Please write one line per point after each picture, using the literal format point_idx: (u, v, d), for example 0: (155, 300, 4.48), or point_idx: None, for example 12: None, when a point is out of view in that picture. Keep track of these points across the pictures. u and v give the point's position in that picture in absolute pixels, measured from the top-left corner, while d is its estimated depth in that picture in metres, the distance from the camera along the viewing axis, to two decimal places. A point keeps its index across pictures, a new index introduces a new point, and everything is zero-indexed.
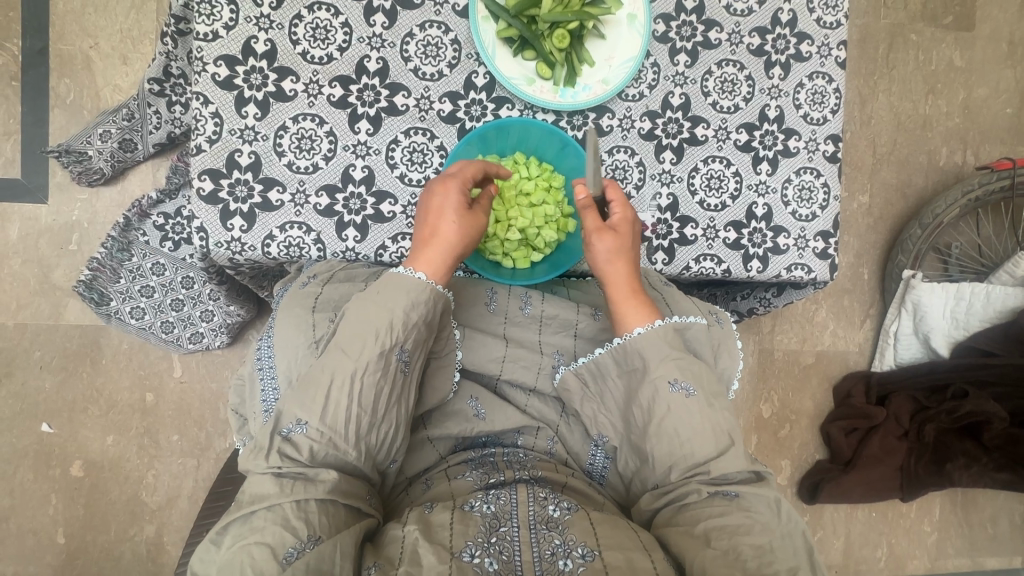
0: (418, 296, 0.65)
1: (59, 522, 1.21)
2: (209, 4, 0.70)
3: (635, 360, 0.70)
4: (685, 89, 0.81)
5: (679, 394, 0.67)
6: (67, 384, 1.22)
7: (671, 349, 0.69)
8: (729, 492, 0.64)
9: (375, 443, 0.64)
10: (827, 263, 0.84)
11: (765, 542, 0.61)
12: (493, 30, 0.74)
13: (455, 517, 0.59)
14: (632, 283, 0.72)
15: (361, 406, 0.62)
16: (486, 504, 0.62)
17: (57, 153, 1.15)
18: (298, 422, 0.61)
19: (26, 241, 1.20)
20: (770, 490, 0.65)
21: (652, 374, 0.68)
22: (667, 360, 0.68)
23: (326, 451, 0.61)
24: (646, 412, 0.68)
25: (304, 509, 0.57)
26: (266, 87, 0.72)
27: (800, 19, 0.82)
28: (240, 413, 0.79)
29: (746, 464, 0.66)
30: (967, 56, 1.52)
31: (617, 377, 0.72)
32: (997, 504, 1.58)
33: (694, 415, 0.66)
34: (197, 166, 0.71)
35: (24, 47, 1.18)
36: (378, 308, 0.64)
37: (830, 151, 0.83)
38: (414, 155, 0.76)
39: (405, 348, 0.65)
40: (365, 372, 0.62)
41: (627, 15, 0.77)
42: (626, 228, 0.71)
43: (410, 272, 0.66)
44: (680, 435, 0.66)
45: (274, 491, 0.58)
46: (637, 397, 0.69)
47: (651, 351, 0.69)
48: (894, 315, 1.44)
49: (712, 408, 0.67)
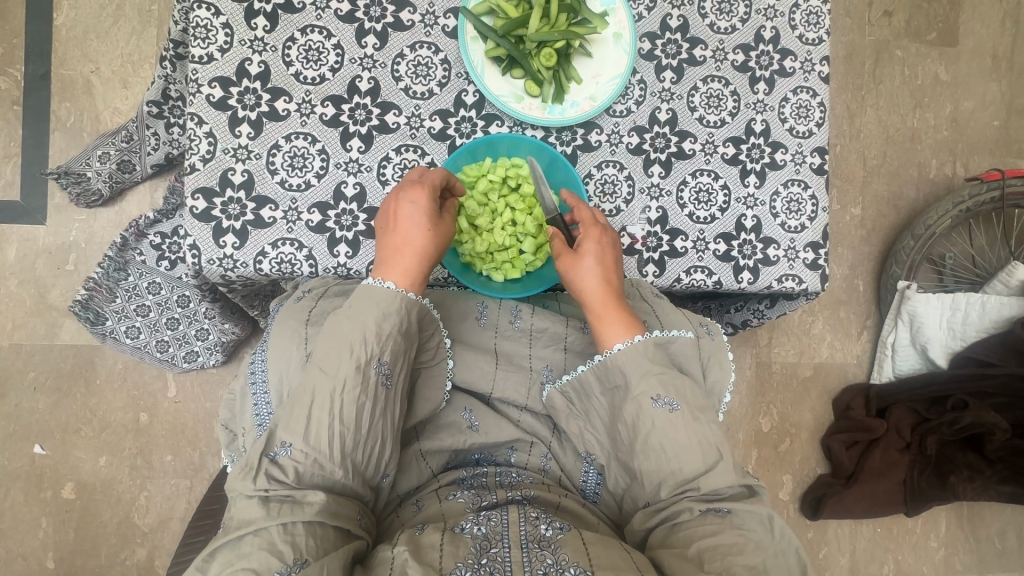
0: (389, 307, 0.66)
1: (50, 546, 1.20)
2: (204, 28, 0.72)
3: (617, 377, 0.69)
4: (672, 105, 0.82)
5: (662, 409, 0.66)
6: (61, 405, 1.21)
7: (652, 364, 0.68)
8: (722, 509, 0.63)
9: (361, 460, 0.64)
10: (818, 274, 0.84)
11: (759, 562, 0.60)
12: (482, 50, 0.76)
13: (445, 539, 0.60)
14: (609, 298, 0.71)
15: (344, 424, 0.62)
16: (477, 526, 0.62)
17: (57, 175, 1.17)
18: (284, 445, 0.61)
19: (23, 261, 1.20)
20: (764, 507, 0.64)
21: (634, 393, 0.68)
22: (648, 376, 0.68)
23: (313, 471, 0.61)
24: (631, 430, 0.68)
25: (291, 531, 0.57)
26: (259, 107, 0.73)
27: (782, 36, 0.84)
28: (229, 429, 0.75)
29: (735, 478, 0.65)
30: (952, 70, 1.55)
31: (601, 395, 0.71)
32: (1004, 518, 1.56)
33: (678, 429, 0.66)
34: (191, 184, 0.72)
35: (27, 72, 1.21)
36: (353, 324, 0.64)
37: (816, 164, 0.85)
38: (406, 172, 0.77)
39: (382, 360, 0.65)
40: (345, 389, 0.62)
41: (613, 34, 0.79)
42: (593, 237, 0.71)
43: (379, 282, 0.67)
44: (666, 452, 0.66)
45: (259, 515, 0.57)
46: (621, 414, 0.69)
47: (631, 367, 0.68)
48: (891, 326, 1.44)
49: (698, 421, 0.67)
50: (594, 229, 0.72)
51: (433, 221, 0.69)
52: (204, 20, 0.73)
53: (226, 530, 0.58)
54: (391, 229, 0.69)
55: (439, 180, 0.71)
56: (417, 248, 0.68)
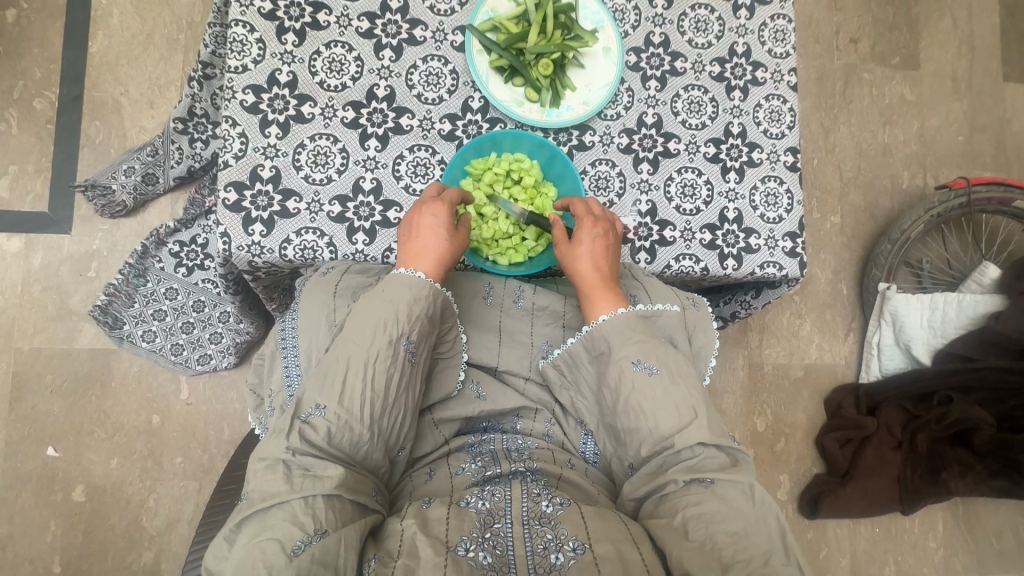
0: (419, 292, 0.71)
1: (56, 550, 1.20)
2: (240, 43, 0.82)
3: (601, 343, 0.74)
4: (657, 110, 0.91)
5: (642, 372, 0.71)
6: (76, 407, 1.25)
7: (632, 331, 0.74)
8: (708, 480, 0.65)
9: (388, 429, 0.67)
10: (796, 261, 0.91)
11: (740, 529, 0.61)
12: (486, 61, 0.85)
13: (450, 513, 0.62)
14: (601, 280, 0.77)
15: (374, 392, 0.66)
16: (480, 500, 0.64)
17: (84, 187, 1.25)
18: (318, 407, 0.64)
19: (48, 269, 1.27)
20: (744, 477, 0.65)
21: (616, 357, 0.73)
22: (630, 342, 0.73)
23: (342, 433, 0.64)
24: (614, 392, 0.72)
25: (311, 505, 0.58)
26: (287, 111, 0.82)
27: (753, 51, 0.95)
28: (257, 392, 0.84)
29: (712, 439, 0.67)
30: (917, 91, 1.67)
31: (588, 363, 0.77)
32: (999, 517, 1.58)
33: (656, 393, 0.70)
34: (224, 179, 0.79)
35: (61, 94, 1.30)
36: (385, 305, 0.69)
37: (789, 161, 0.93)
38: (418, 168, 0.85)
39: (411, 338, 0.69)
40: (376, 360, 0.67)
41: (602, 48, 0.88)
42: (587, 227, 0.78)
43: (410, 272, 0.72)
44: (644, 410, 0.70)
45: (282, 489, 0.58)
46: (606, 379, 0.73)
47: (615, 335, 0.73)
48: (876, 327, 1.51)
49: (676, 386, 0.71)
50: (591, 219, 0.78)
51: (451, 232, 0.75)
52: (240, 36, 0.82)
53: (249, 502, 0.59)
54: (411, 238, 0.74)
55: (453, 196, 0.78)
56: (434, 255, 0.73)
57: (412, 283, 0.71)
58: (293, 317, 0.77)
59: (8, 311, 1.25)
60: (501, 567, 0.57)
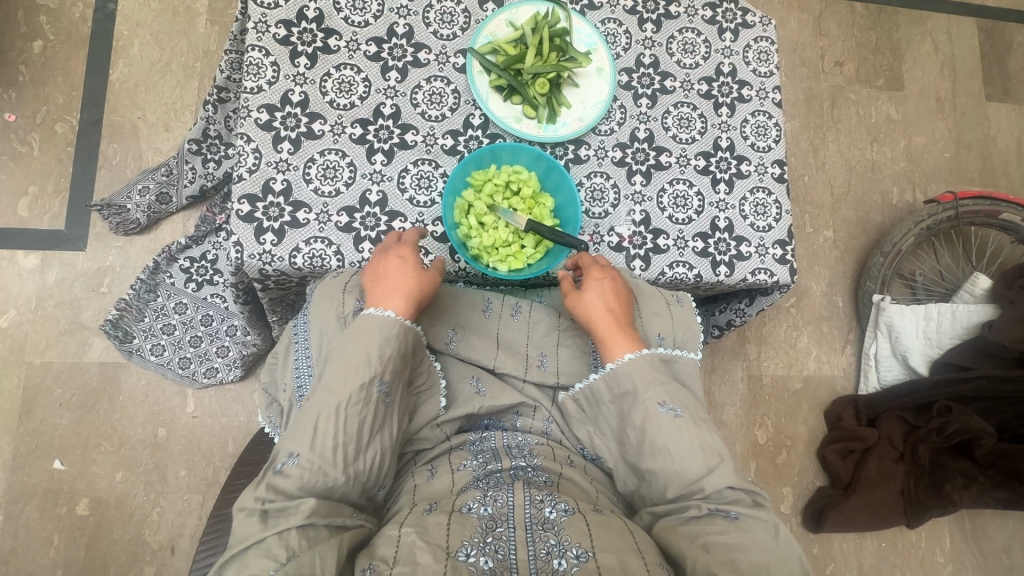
0: (390, 331, 0.70)
1: (59, 565, 1.20)
2: (256, 66, 0.87)
3: (626, 384, 0.74)
4: (649, 125, 0.96)
5: (667, 414, 0.71)
6: (84, 420, 1.27)
7: (654, 374, 0.74)
8: (731, 514, 0.66)
9: (363, 469, 0.66)
10: (786, 268, 0.95)
11: (761, 562, 0.62)
12: (486, 81, 0.91)
13: (452, 518, 0.63)
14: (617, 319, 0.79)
15: (347, 434, 0.65)
16: (483, 506, 0.65)
17: (100, 207, 1.30)
18: (291, 456, 0.64)
19: (62, 284, 1.30)
20: (769, 515, 0.67)
21: (641, 396, 0.73)
22: (654, 384, 0.74)
23: (316, 480, 0.63)
24: (639, 431, 0.72)
25: (285, 537, 0.59)
26: (299, 128, 0.87)
27: (738, 70, 1.00)
28: (269, 392, 0.88)
29: (739, 482, 0.68)
30: (902, 110, 1.74)
31: (610, 402, 0.77)
32: (1007, 531, 1.56)
33: (682, 434, 0.70)
34: (238, 192, 0.83)
35: (82, 119, 1.37)
36: (356, 345, 0.69)
37: (777, 173, 0.98)
38: (421, 181, 0.89)
39: (383, 379, 0.68)
40: (348, 405, 0.66)
41: (596, 68, 0.94)
42: (595, 275, 0.81)
43: (379, 311, 0.71)
44: (671, 450, 0.69)
45: (257, 530, 0.60)
46: (630, 419, 0.74)
47: (639, 376, 0.74)
48: (872, 338, 1.52)
49: (702, 428, 0.71)
50: (597, 269, 0.82)
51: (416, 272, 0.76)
52: (256, 60, 0.87)
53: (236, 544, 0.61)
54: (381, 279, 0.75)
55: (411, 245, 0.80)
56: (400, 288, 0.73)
57: (383, 334, 0.70)
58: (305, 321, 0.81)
59: (22, 326, 1.28)
60: (502, 571, 0.58)
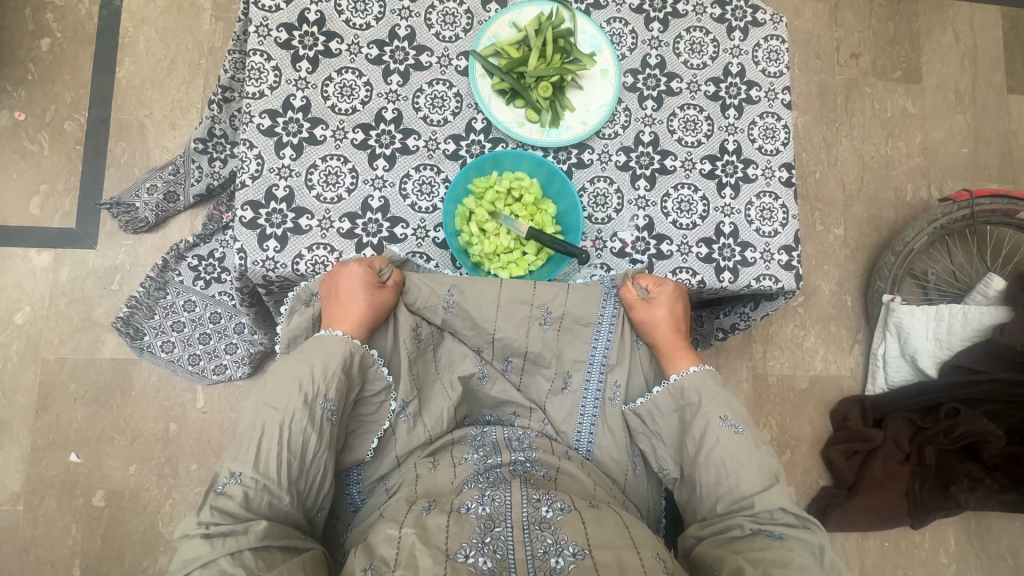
0: (336, 349, 0.71)
1: (77, 554, 1.25)
2: (258, 71, 0.87)
3: (690, 395, 0.77)
4: (653, 129, 0.95)
5: (727, 429, 0.73)
6: (98, 415, 1.30)
7: (717, 391, 0.77)
8: (774, 533, 0.68)
9: (305, 489, 0.67)
10: (792, 274, 0.93)
11: None
12: (488, 84, 0.90)
13: (450, 520, 0.63)
14: (681, 334, 0.82)
15: (291, 454, 0.66)
16: (481, 505, 0.65)
17: (109, 205, 1.31)
18: (232, 476, 0.64)
19: (74, 282, 1.33)
20: (816, 539, 0.68)
21: (703, 409, 0.75)
22: (715, 398, 0.76)
23: (259, 498, 0.64)
24: (697, 443, 0.74)
25: (238, 559, 0.60)
26: (301, 133, 0.87)
27: (747, 70, 0.98)
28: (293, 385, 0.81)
29: (792, 505, 0.69)
30: (919, 104, 1.69)
31: (671, 412, 0.79)
32: (1014, 533, 1.56)
33: (740, 450, 0.72)
34: (241, 198, 0.84)
35: (90, 117, 1.38)
36: (301, 363, 0.70)
37: (784, 177, 0.96)
38: (423, 186, 0.89)
39: (328, 397, 0.69)
40: (292, 421, 0.66)
41: (600, 70, 0.93)
42: (667, 286, 0.82)
43: (330, 332, 0.73)
44: (726, 467, 0.72)
45: (205, 551, 0.60)
46: (689, 431, 0.76)
47: (703, 388, 0.77)
48: (881, 338, 1.50)
49: (758, 447, 0.73)
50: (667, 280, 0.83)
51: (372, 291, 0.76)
52: (258, 64, 0.87)
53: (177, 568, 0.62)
54: (335, 299, 0.76)
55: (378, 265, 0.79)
56: (353, 316, 0.74)
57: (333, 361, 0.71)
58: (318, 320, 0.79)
59: (36, 323, 1.31)
60: (501, 571, 0.59)
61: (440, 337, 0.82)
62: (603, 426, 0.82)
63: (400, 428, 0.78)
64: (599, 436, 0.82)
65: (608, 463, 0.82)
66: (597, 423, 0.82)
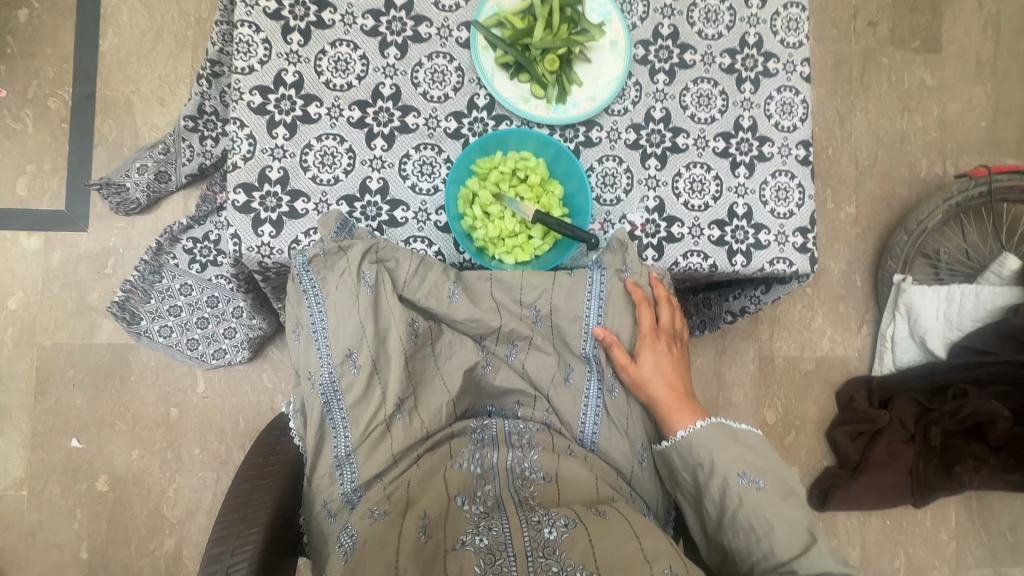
0: None
1: (83, 537, 1.25)
2: (246, 44, 0.82)
3: (701, 454, 0.75)
4: (665, 104, 0.90)
5: (748, 486, 0.72)
6: (97, 401, 1.28)
7: (727, 445, 0.75)
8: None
9: None
10: (807, 257, 0.89)
11: None
12: (491, 58, 0.85)
13: (449, 563, 0.61)
14: (675, 391, 0.79)
15: None
16: (479, 538, 0.64)
17: (99, 185, 1.27)
18: None
19: (67, 266, 1.30)
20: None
21: (719, 468, 0.73)
22: (731, 453, 0.74)
23: None
24: (719, 505, 0.73)
25: None
26: (294, 111, 0.82)
27: (765, 41, 0.92)
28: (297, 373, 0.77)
29: (835, 564, 0.67)
30: (938, 75, 1.62)
31: (683, 471, 0.77)
32: (1014, 511, 1.56)
33: (766, 509, 0.70)
34: (233, 181, 0.80)
35: (74, 93, 1.32)
36: None
37: (801, 155, 0.91)
38: (424, 167, 0.84)
39: None
40: None
41: (610, 42, 0.87)
42: (650, 345, 0.79)
43: None
44: (756, 530, 0.70)
45: None
46: (707, 491, 0.74)
47: (710, 445, 0.75)
48: (890, 319, 1.47)
49: (785, 502, 0.71)
50: (652, 336, 0.80)
51: None
52: (246, 37, 0.82)
53: None
54: None
55: None
56: None
57: None
58: (317, 300, 0.74)
59: (30, 308, 1.28)
60: None
61: (439, 330, 0.79)
62: (607, 419, 0.80)
63: (396, 427, 0.74)
64: (603, 426, 0.80)
65: (614, 455, 0.80)
66: (600, 414, 0.80)
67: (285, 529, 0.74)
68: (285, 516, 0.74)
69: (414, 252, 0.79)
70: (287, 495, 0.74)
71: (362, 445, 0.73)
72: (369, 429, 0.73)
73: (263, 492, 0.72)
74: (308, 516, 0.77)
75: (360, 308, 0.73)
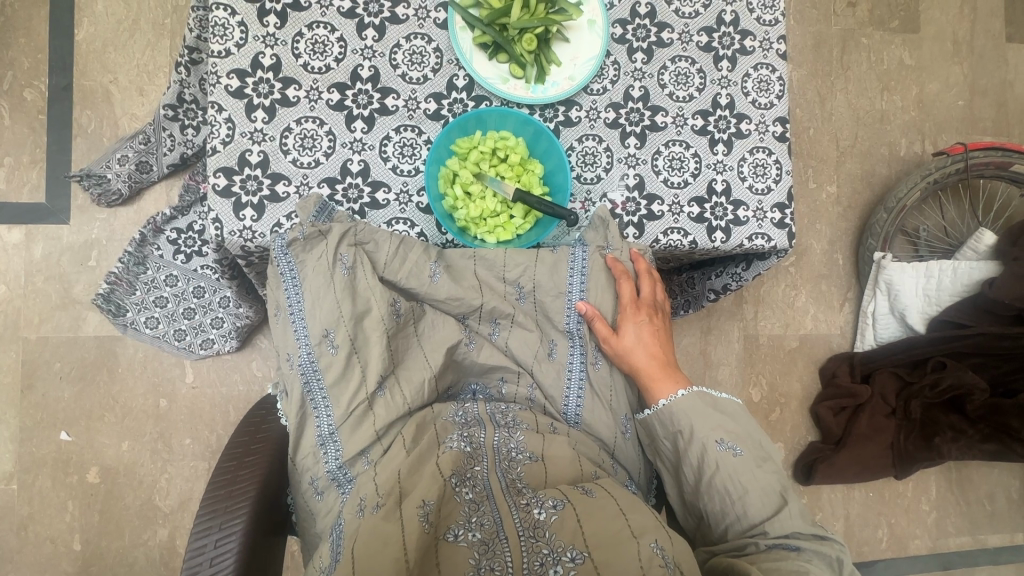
0: None
1: (76, 529, 1.26)
2: (222, 26, 0.81)
3: (681, 422, 0.77)
4: (644, 83, 0.91)
5: (726, 452, 0.74)
6: (85, 393, 1.28)
7: (708, 412, 0.76)
8: (792, 546, 0.69)
9: None
10: (785, 232, 0.91)
11: None
12: (469, 38, 0.85)
13: (443, 555, 0.61)
14: (659, 360, 0.80)
15: None
16: (472, 531, 0.63)
17: (80, 177, 1.26)
18: None
19: (49, 259, 1.29)
20: (833, 550, 0.69)
21: (699, 435, 0.75)
22: (710, 421, 0.76)
23: None
24: (696, 470, 0.75)
25: None
26: (272, 95, 0.82)
27: (741, 18, 0.93)
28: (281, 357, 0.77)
29: (806, 524, 0.70)
30: (916, 55, 1.64)
31: (663, 438, 0.79)
32: (992, 480, 1.61)
33: (743, 475, 0.73)
34: (213, 165, 0.79)
35: (51, 84, 1.30)
36: None
37: (778, 132, 0.93)
38: (405, 149, 0.85)
39: None
40: None
41: (587, 21, 0.88)
42: (632, 317, 0.80)
43: None
44: (732, 494, 0.72)
45: None
46: (687, 458, 0.76)
47: (692, 413, 0.76)
48: (871, 296, 1.50)
49: (760, 468, 0.74)
50: (634, 307, 0.81)
51: None
52: (222, 20, 0.81)
53: None
54: None
55: None
56: None
57: None
58: (295, 283, 0.75)
59: (13, 302, 1.28)
60: None
61: (421, 310, 0.80)
62: (591, 392, 0.82)
63: (379, 404, 0.74)
64: (586, 400, 0.81)
65: (598, 428, 0.81)
66: (584, 387, 0.81)
67: (274, 507, 0.75)
68: (272, 495, 0.75)
69: (395, 234, 0.80)
70: (273, 473, 0.76)
71: (345, 424, 0.73)
72: (352, 406, 0.73)
73: (250, 469, 0.74)
74: (296, 495, 0.78)
75: (341, 287, 0.73)
